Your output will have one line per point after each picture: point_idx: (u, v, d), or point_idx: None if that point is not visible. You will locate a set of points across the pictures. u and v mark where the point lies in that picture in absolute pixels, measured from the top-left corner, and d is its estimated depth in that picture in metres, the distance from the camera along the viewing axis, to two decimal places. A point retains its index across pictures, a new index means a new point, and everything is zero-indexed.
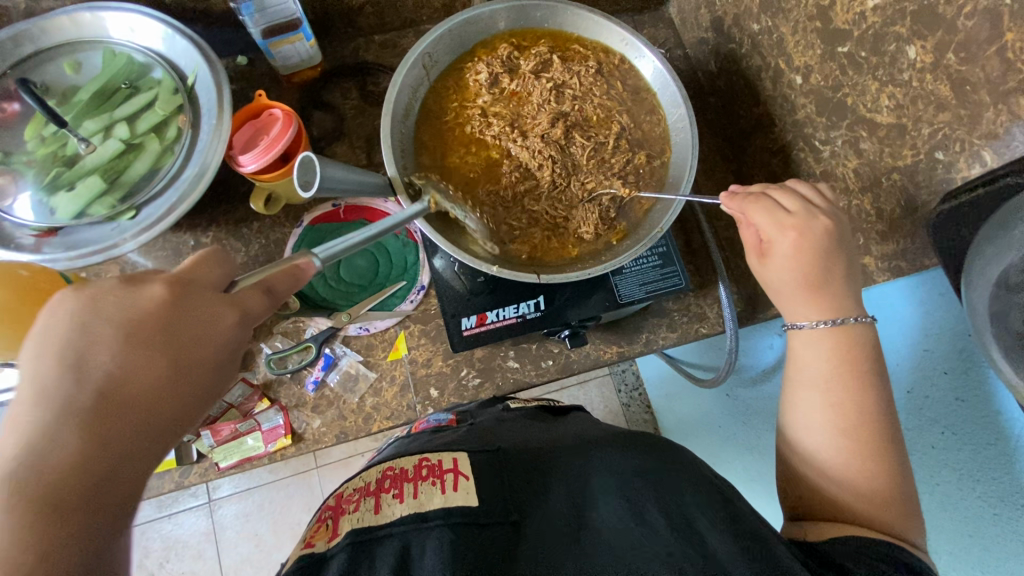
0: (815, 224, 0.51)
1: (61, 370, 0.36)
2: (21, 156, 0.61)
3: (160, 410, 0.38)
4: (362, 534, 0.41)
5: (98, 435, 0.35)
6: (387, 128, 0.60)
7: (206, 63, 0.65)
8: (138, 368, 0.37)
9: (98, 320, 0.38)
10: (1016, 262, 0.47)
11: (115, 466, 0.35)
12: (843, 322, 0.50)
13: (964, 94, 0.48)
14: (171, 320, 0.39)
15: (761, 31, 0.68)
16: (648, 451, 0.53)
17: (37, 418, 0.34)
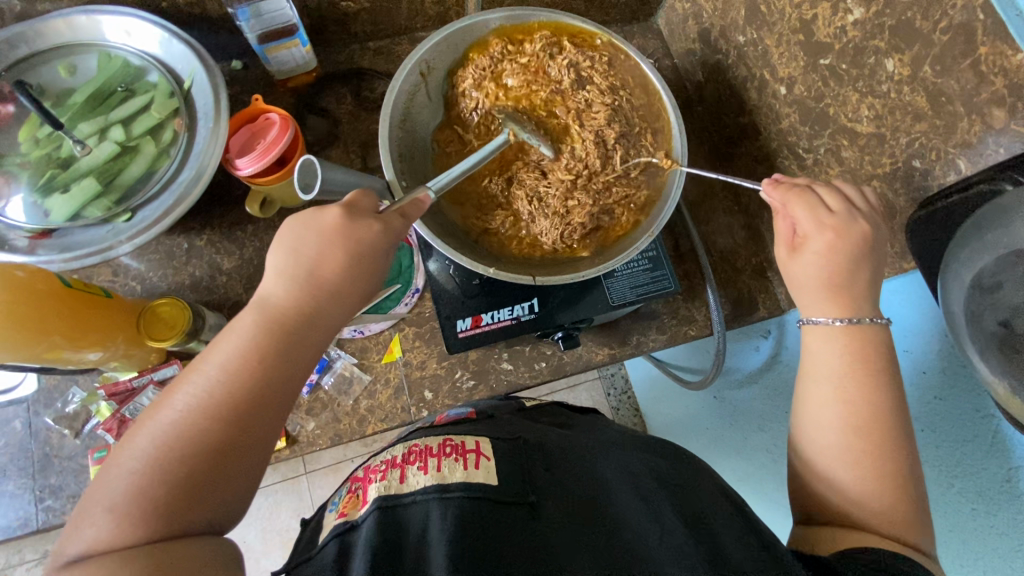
0: (851, 228, 0.52)
1: (285, 256, 0.47)
2: (15, 158, 0.61)
3: (344, 296, 0.48)
4: (390, 500, 0.43)
5: (301, 309, 0.46)
6: (385, 133, 0.61)
7: (203, 66, 0.65)
8: (327, 259, 0.47)
9: (306, 221, 0.48)
10: (989, 263, 0.45)
11: (310, 336, 0.46)
12: (861, 322, 0.51)
13: (940, 105, 0.50)
14: (349, 228, 0.47)
15: (747, 43, 0.70)
16: (662, 456, 0.55)
17: (273, 283, 0.47)
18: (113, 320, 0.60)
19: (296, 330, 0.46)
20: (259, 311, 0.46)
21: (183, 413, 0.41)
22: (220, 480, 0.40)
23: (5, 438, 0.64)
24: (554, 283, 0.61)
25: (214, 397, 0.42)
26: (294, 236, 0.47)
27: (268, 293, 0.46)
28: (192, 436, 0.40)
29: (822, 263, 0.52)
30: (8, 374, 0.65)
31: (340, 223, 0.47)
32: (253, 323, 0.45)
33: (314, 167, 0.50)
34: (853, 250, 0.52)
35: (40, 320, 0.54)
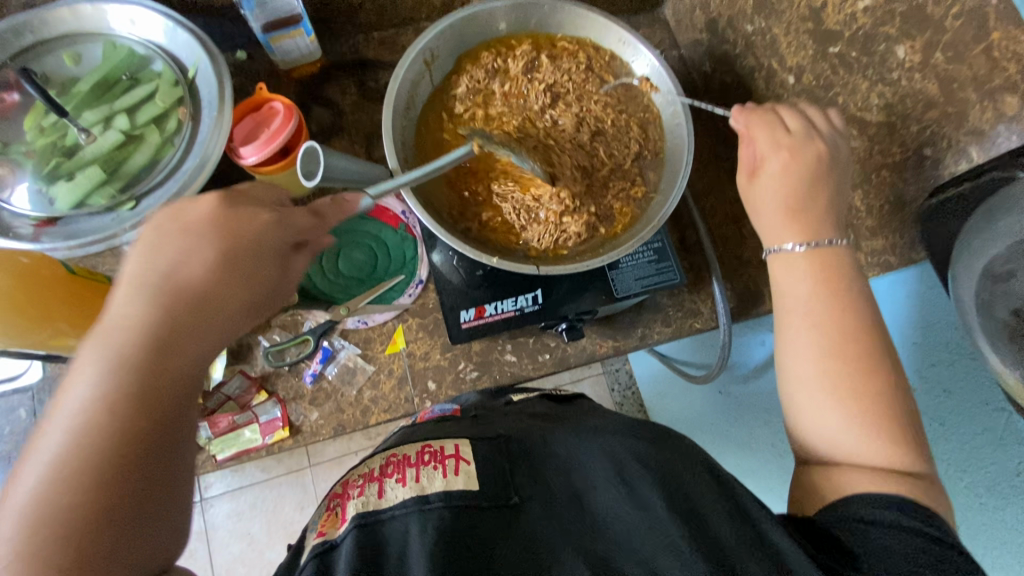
0: (807, 146, 0.53)
1: (144, 268, 0.40)
2: (20, 146, 0.61)
3: (230, 293, 0.42)
4: (367, 517, 0.42)
5: (175, 320, 0.40)
6: (388, 122, 0.61)
7: (208, 56, 0.65)
8: (192, 259, 0.41)
9: (159, 230, 0.42)
10: (1000, 253, 0.48)
11: (188, 350, 0.40)
12: (821, 244, 0.52)
13: (951, 92, 0.50)
14: (220, 218, 0.43)
15: (755, 32, 0.70)
16: (642, 436, 0.54)
17: (123, 302, 0.39)
18: None
19: (175, 343, 0.39)
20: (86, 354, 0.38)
21: (45, 481, 0.34)
22: (138, 531, 0.35)
23: None
24: (557, 274, 0.60)
25: (87, 445, 0.35)
26: (150, 246, 0.41)
27: (118, 316, 0.39)
28: (71, 500, 0.33)
29: (786, 185, 0.53)
30: (14, 363, 0.66)
31: (208, 219, 0.43)
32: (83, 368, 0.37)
33: (317, 155, 0.50)
34: (812, 167, 0.53)
35: (42, 304, 0.56)
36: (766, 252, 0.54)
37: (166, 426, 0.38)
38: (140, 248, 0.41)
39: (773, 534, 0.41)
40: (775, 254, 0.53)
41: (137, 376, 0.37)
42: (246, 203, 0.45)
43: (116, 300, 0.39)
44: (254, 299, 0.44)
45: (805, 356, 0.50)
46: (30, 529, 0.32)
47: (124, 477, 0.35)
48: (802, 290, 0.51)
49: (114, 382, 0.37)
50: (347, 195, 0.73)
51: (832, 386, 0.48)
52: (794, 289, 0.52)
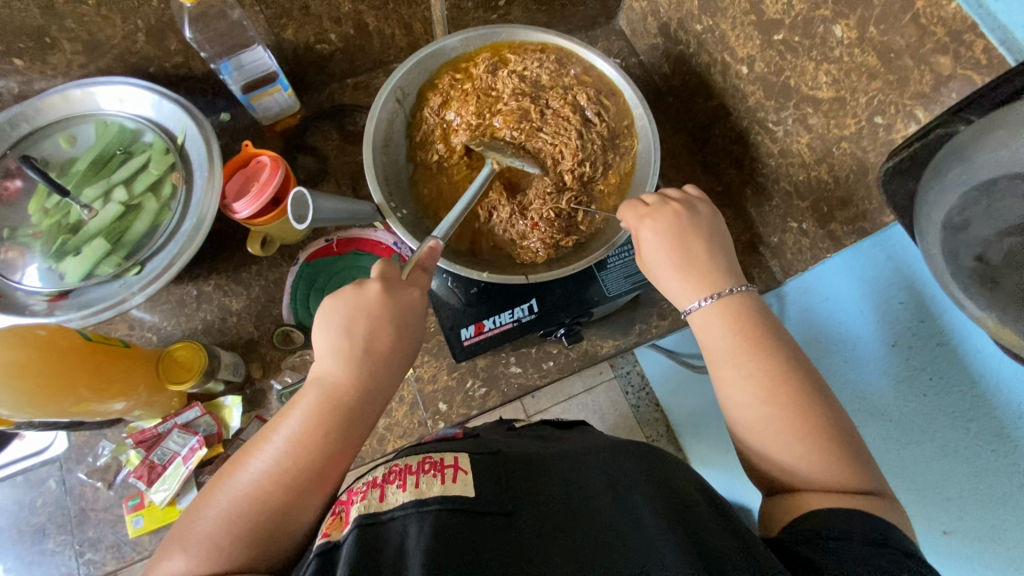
0: (661, 210, 0.62)
1: (337, 334, 0.51)
2: (27, 230, 0.65)
3: (391, 369, 0.52)
4: (369, 518, 0.42)
5: (353, 388, 0.49)
6: (369, 159, 0.64)
7: (194, 121, 0.69)
8: (379, 336, 0.51)
9: (351, 304, 0.51)
10: (955, 202, 0.44)
11: (357, 411, 0.49)
12: (723, 294, 0.56)
13: (890, 61, 0.53)
14: (393, 304, 0.52)
15: (704, 31, 0.73)
16: (630, 454, 0.58)
17: (329, 361, 0.50)
18: (132, 369, 0.63)
19: (357, 404, 0.49)
20: (329, 389, 0.49)
21: (269, 463, 0.45)
22: (282, 531, 0.43)
23: (43, 497, 0.68)
24: (545, 280, 0.65)
25: (295, 457, 0.45)
26: (343, 319, 0.51)
27: (327, 373, 0.50)
28: (270, 488, 0.44)
29: (665, 242, 0.60)
30: (39, 437, 0.70)
31: (382, 301, 0.51)
32: (323, 397, 0.48)
33: (306, 199, 0.53)
34: (675, 224, 0.60)
35: (60, 374, 0.56)
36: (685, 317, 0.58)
37: (321, 468, 0.45)
38: (337, 318, 0.51)
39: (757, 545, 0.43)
40: (691, 316, 0.57)
41: (328, 424, 0.47)
42: (404, 286, 0.53)
43: (325, 361, 0.50)
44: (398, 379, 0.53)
45: (750, 404, 0.51)
46: (269, 483, 0.44)
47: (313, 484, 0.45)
48: (721, 344, 0.54)
49: (316, 426, 0.47)
50: (341, 235, 0.77)
51: (779, 419, 0.49)
52: (716, 347, 0.55)
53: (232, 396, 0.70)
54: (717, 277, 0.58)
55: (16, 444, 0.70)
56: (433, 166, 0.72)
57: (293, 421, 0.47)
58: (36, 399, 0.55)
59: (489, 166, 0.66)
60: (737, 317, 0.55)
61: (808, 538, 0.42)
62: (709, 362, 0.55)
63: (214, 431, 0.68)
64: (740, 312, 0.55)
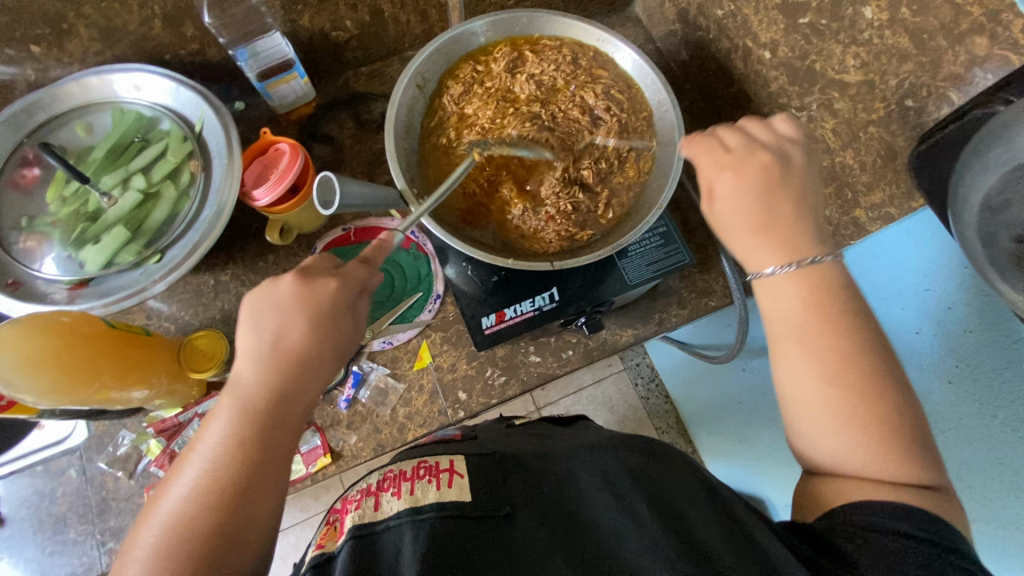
0: (748, 163, 0.53)
1: (250, 339, 0.49)
2: (44, 219, 0.65)
3: (311, 363, 0.50)
4: (364, 528, 0.44)
5: (272, 391, 0.48)
6: (391, 145, 0.63)
7: (211, 108, 0.68)
8: (291, 332, 0.49)
9: (261, 304, 0.50)
10: (996, 183, 0.50)
11: (281, 413, 0.48)
12: (806, 262, 0.49)
13: (923, 42, 0.52)
14: (308, 296, 0.49)
15: (726, 16, 0.71)
16: (635, 449, 0.56)
17: (241, 368, 0.49)
18: (155, 357, 0.62)
19: (276, 405, 0.48)
20: (244, 395, 0.48)
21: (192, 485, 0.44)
22: (219, 553, 0.42)
23: (63, 486, 0.68)
24: (571, 267, 0.63)
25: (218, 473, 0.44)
26: (252, 322, 0.50)
27: (239, 379, 0.48)
28: (196, 511, 0.43)
29: (744, 203, 0.52)
30: (61, 426, 0.69)
31: (292, 295, 0.50)
32: (238, 406, 0.47)
33: (333, 184, 0.53)
34: (760, 182, 0.52)
35: (88, 360, 0.56)
36: (752, 277, 0.53)
37: (250, 478, 0.45)
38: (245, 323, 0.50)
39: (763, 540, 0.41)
40: (760, 280, 0.51)
41: (248, 432, 0.46)
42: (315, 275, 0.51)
43: (236, 368, 0.49)
44: (323, 373, 0.51)
45: (805, 380, 0.48)
46: (194, 505, 0.43)
47: (243, 498, 0.44)
48: (791, 315, 0.49)
49: (233, 436, 0.46)
50: (359, 224, 0.76)
51: (842, 398, 0.46)
52: (787, 316, 0.50)
53: None
54: (800, 242, 0.51)
55: (37, 432, 0.69)
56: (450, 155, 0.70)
57: (212, 437, 0.46)
58: (61, 389, 0.55)
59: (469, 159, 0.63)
60: (815, 293, 0.49)
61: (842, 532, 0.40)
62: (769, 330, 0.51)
63: None
64: (819, 283, 0.49)
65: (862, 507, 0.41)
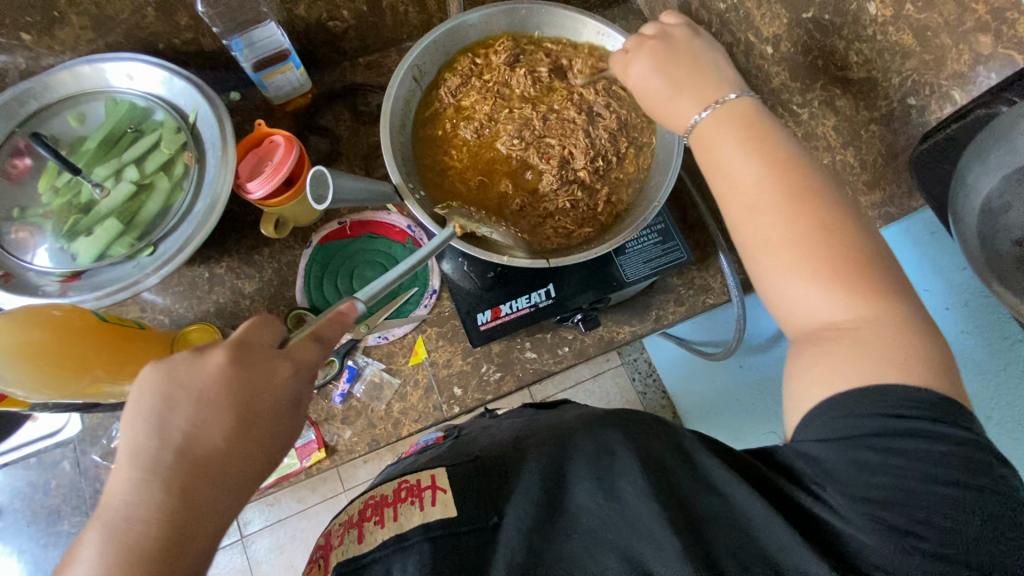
0: (644, 42, 0.53)
1: (150, 440, 0.41)
2: (37, 209, 0.64)
3: (229, 467, 0.42)
4: (352, 563, 0.46)
5: (175, 506, 0.40)
6: (387, 138, 0.62)
7: (205, 99, 0.67)
8: (210, 429, 0.42)
9: (170, 388, 0.43)
10: (996, 187, 0.49)
11: (185, 535, 0.39)
12: (725, 101, 0.48)
13: (926, 40, 0.51)
14: (233, 384, 0.43)
15: (728, 9, 0.70)
16: (619, 424, 0.51)
17: (135, 476, 0.40)
18: (148, 349, 0.62)
19: (184, 523, 0.39)
20: (131, 513, 0.39)
21: None
22: None
23: (57, 478, 0.68)
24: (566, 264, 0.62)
25: None
26: (158, 418, 0.42)
27: (129, 493, 0.39)
28: None
29: (653, 88, 0.52)
30: (52, 419, 0.68)
31: (223, 383, 0.43)
32: (124, 527, 0.38)
33: (325, 177, 0.52)
34: (664, 46, 0.52)
35: (78, 350, 0.55)
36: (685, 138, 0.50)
37: None
38: (149, 420, 0.42)
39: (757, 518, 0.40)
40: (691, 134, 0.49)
41: (137, 561, 0.37)
42: (257, 361, 0.45)
43: (124, 478, 0.40)
44: (247, 482, 0.43)
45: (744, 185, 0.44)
46: None
47: None
48: (724, 149, 0.46)
49: (116, 566, 0.37)
50: (354, 217, 0.76)
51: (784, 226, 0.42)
52: (717, 151, 0.47)
53: None
54: (712, 86, 0.49)
55: (28, 426, 0.68)
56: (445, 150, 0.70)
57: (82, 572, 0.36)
58: (51, 385, 0.55)
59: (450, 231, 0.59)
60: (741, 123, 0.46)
61: (806, 459, 0.39)
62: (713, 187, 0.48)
63: None
64: (746, 118, 0.47)
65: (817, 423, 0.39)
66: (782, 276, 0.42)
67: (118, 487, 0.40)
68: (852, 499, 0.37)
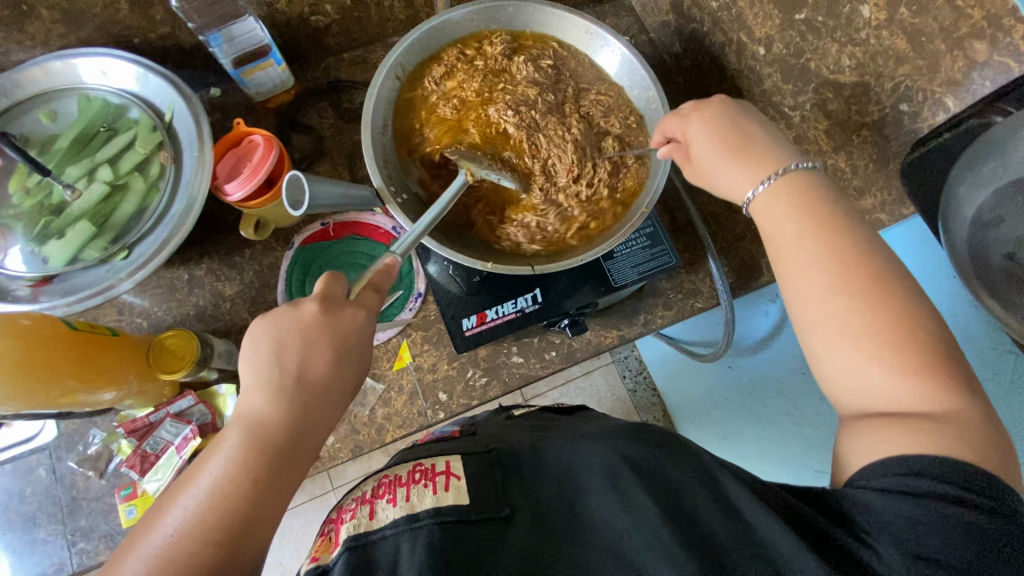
0: (707, 102, 0.55)
1: (265, 366, 0.45)
2: (7, 210, 0.62)
3: (330, 397, 0.46)
4: (359, 539, 0.41)
5: (288, 424, 0.43)
6: (368, 139, 0.61)
7: (182, 97, 0.65)
8: (315, 363, 0.45)
9: (277, 330, 0.45)
10: (988, 200, 0.49)
11: (296, 451, 0.44)
12: (787, 171, 0.49)
13: (920, 45, 0.50)
14: (331, 324, 0.45)
15: (719, 8, 0.68)
16: (635, 438, 0.51)
17: (258, 398, 0.44)
18: (121, 355, 0.61)
19: (295, 441, 0.43)
20: (254, 427, 0.43)
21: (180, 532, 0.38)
22: None
23: (32, 486, 0.66)
24: (552, 272, 0.61)
25: (214, 520, 0.39)
26: (273, 351, 0.45)
27: (252, 412, 0.43)
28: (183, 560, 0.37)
29: (711, 138, 0.53)
30: (28, 425, 0.67)
31: (321, 324, 0.45)
32: (247, 440, 0.42)
33: (302, 183, 0.50)
34: (723, 112, 0.54)
35: (48, 360, 0.54)
36: (744, 210, 0.51)
37: (252, 527, 0.40)
38: (263, 350, 0.45)
39: (772, 536, 0.38)
40: (750, 206, 0.50)
41: (257, 470, 0.41)
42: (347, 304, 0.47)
43: (249, 397, 0.44)
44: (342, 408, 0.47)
45: (802, 266, 0.45)
46: (186, 552, 0.37)
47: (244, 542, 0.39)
48: (788, 229, 0.47)
49: (241, 472, 0.41)
50: (337, 219, 0.74)
51: (843, 311, 0.42)
52: (776, 230, 0.48)
53: (227, 384, 0.68)
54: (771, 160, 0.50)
55: (2, 432, 0.67)
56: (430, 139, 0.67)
57: (211, 472, 0.41)
58: (20, 395, 0.53)
59: (461, 178, 0.60)
60: (803, 196, 0.47)
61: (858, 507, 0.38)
62: (770, 251, 0.48)
63: (208, 420, 0.66)
64: (803, 190, 0.48)
65: (872, 477, 0.39)
66: (831, 339, 0.43)
67: (243, 404, 0.44)
68: (908, 554, 0.35)
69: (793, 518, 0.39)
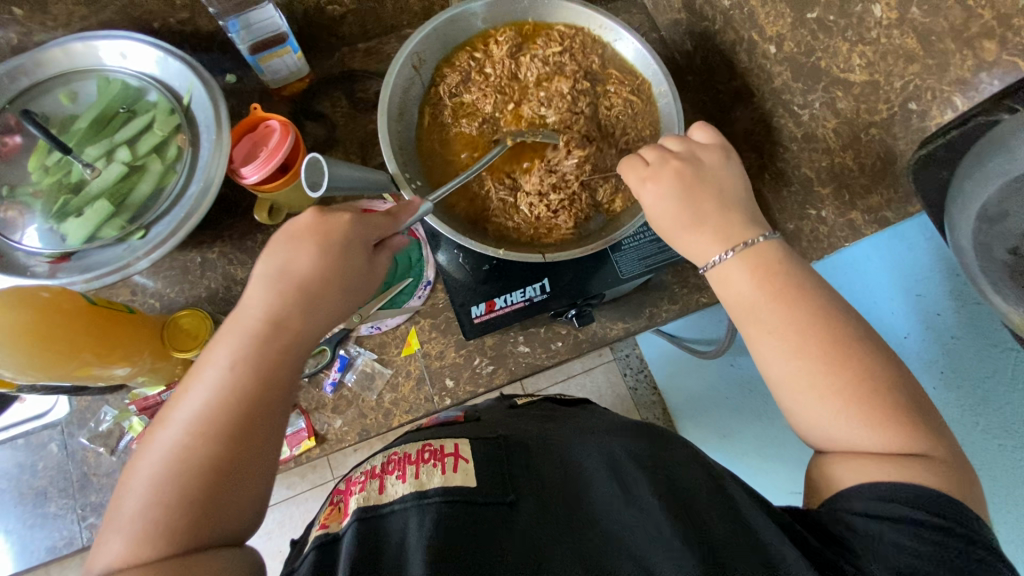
0: (662, 169, 0.54)
1: (265, 270, 0.49)
2: (27, 188, 0.63)
3: (328, 293, 0.50)
4: (368, 511, 0.42)
5: (277, 320, 0.48)
6: (383, 127, 0.62)
7: (201, 80, 0.66)
8: (297, 264, 0.49)
9: (272, 243, 0.50)
10: (993, 194, 0.48)
11: (286, 345, 0.48)
12: (743, 246, 0.50)
13: (930, 44, 0.51)
14: (320, 229, 0.50)
15: (732, 7, 0.69)
16: (641, 438, 0.54)
17: (256, 299, 0.48)
18: (135, 334, 0.61)
19: (284, 335, 0.48)
20: (252, 325, 0.47)
21: (194, 418, 0.44)
22: (228, 483, 0.43)
23: (44, 460, 0.67)
24: (562, 260, 0.62)
25: (222, 408, 0.44)
26: (268, 259, 0.49)
27: (248, 312, 0.48)
28: (203, 441, 0.43)
29: (669, 208, 0.53)
30: (41, 400, 0.68)
31: (309, 230, 0.49)
32: (247, 336, 0.47)
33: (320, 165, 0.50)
34: (680, 180, 0.53)
35: (68, 338, 0.55)
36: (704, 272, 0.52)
37: (255, 416, 0.45)
38: (263, 258, 0.49)
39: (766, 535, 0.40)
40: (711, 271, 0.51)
41: (253, 364, 0.46)
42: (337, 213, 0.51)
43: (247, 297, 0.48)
44: (337, 305, 0.51)
45: (793, 308, 0.47)
46: (202, 433, 0.43)
47: (248, 426, 0.45)
48: (746, 297, 0.49)
49: (237, 365, 0.46)
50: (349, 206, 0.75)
51: (806, 374, 0.45)
52: (739, 301, 0.49)
53: None
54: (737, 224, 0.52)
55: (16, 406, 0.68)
56: (445, 131, 0.70)
57: (216, 366, 0.46)
58: (38, 368, 0.54)
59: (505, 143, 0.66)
60: (765, 265, 0.49)
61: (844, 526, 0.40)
62: (738, 318, 0.50)
63: None
64: (764, 261, 0.49)
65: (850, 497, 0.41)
66: (825, 368, 0.44)
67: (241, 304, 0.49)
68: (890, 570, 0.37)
69: (787, 523, 0.42)
